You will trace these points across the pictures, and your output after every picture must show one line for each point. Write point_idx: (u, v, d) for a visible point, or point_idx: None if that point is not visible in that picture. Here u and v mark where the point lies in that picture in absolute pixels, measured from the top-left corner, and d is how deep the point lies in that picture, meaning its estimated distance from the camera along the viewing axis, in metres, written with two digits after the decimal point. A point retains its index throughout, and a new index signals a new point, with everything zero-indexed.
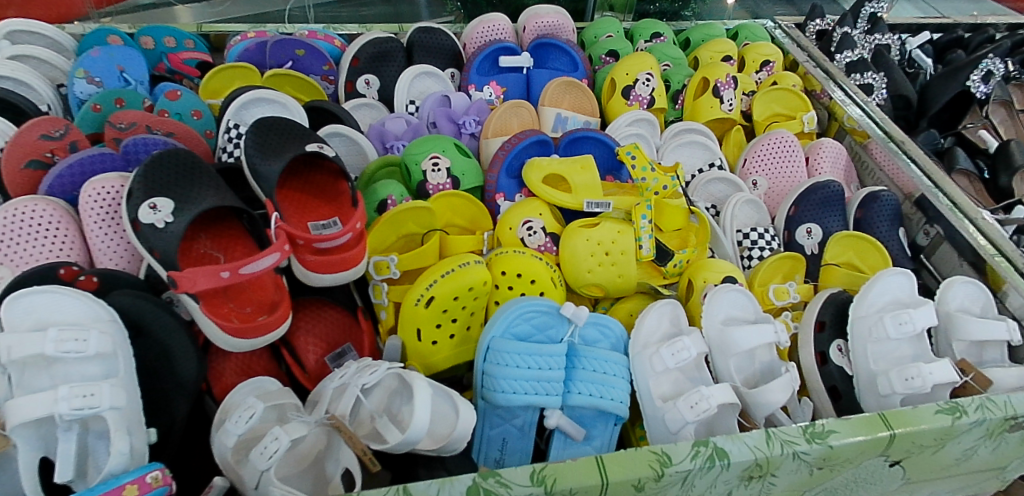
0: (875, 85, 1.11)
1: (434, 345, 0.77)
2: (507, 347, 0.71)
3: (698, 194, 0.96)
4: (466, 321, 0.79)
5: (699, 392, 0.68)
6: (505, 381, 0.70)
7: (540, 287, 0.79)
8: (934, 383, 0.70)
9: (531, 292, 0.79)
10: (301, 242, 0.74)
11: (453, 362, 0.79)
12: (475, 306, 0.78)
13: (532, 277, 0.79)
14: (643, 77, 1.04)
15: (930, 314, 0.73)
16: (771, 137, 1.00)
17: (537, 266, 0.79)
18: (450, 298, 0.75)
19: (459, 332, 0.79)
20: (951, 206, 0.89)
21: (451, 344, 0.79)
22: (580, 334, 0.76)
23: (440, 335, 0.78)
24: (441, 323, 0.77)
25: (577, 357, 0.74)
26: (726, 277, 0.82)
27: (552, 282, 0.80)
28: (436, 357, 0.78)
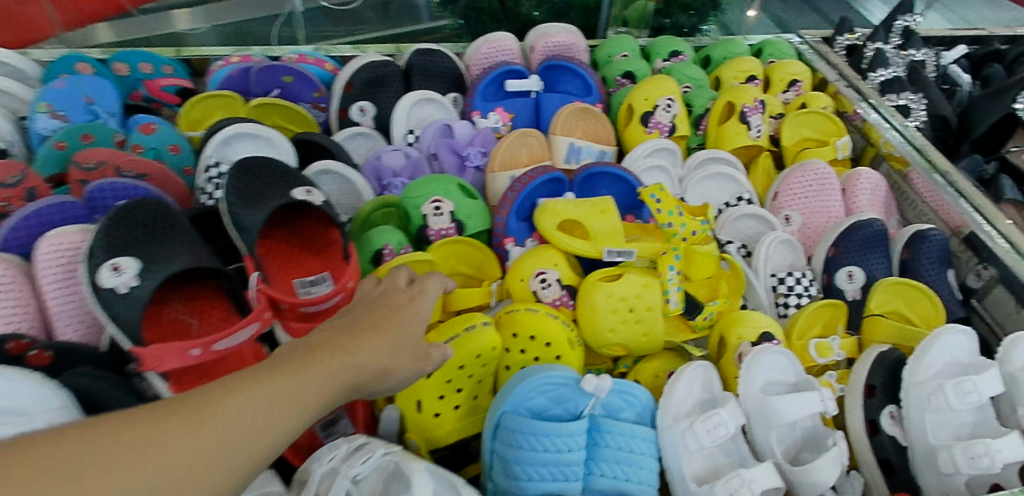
0: (913, 107, 1.02)
1: (437, 417, 0.70)
2: (521, 426, 0.62)
3: (726, 232, 0.88)
4: (473, 388, 0.72)
5: (740, 477, 0.60)
6: (520, 467, 0.62)
7: (556, 350, 0.71)
8: (1004, 463, 0.59)
9: (546, 357, 0.71)
10: (285, 309, 0.68)
11: (459, 436, 0.70)
12: (482, 372, 0.71)
13: (547, 339, 0.70)
14: (664, 103, 0.96)
15: (997, 380, 0.63)
16: (805, 168, 0.91)
17: (554, 328, 0.71)
18: (455, 365, 0.68)
19: (465, 401, 0.71)
20: (1008, 247, 0.79)
21: (457, 415, 0.71)
22: (603, 405, 0.68)
23: (445, 406, 0.70)
24: (445, 393, 0.70)
25: (599, 433, 0.66)
26: (763, 333, 0.73)
27: (570, 345, 0.71)
28: (440, 431, 0.70)
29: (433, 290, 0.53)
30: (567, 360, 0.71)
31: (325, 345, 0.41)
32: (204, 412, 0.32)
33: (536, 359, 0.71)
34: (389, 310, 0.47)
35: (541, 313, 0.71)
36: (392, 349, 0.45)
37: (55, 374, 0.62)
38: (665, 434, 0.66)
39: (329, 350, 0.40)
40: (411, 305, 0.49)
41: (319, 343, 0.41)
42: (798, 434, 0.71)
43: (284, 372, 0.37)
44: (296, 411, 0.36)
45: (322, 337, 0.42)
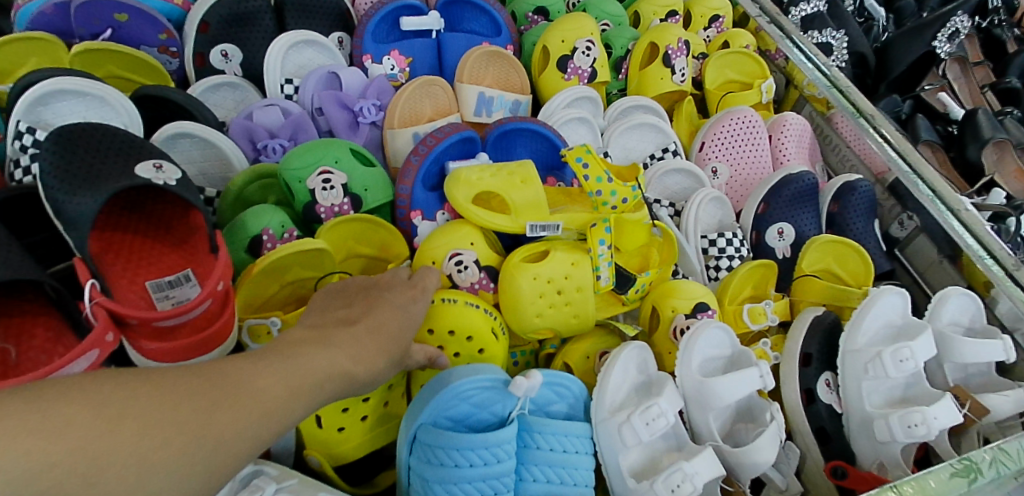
0: (834, 45, 0.98)
1: (340, 431, 0.59)
2: (440, 441, 0.54)
3: (653, 189, 0.81)
4: (383, 392, 0.61)
5: (682, 470, 0.55)
6: (442, 487, 0.53)
7: (478, 343, 0.61)
8: (939, 428, 0.60)
9: (469, 354, 0.62)
10: (136, 324, 0.53)
11: (368, 448, 0.61)
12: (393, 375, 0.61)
13: (468, 333, 0.61)
14: (583, 46, 0.85)
15: (929, 345, 0.63)
16: (733, 115, 0.85)
17: (478, 321, 0.61)
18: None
19: (373, 409, 0.61)
20: (931, 196, 0.78)
21: (364, 427, 0.60)
22: (532, 402, 0.60)
23: (350, 417, 0.60)
24: (349, 405, 0.59)
25: (529, 435, 0.58)
26: (698, 304, 0.69)
27: (494, 336, 0.62)
28: (343, 447, 0.60)
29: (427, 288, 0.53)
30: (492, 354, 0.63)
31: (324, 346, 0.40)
32: (217, 395, 0.31)
33: (456, 356, 0.62)
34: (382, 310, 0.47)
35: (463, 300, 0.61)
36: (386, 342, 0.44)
37: None
38: (606, 427, 0.59)
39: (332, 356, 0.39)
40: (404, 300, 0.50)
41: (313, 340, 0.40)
42: (736, 408, 0.67)
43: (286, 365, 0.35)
44: (302, 397, 0.35)
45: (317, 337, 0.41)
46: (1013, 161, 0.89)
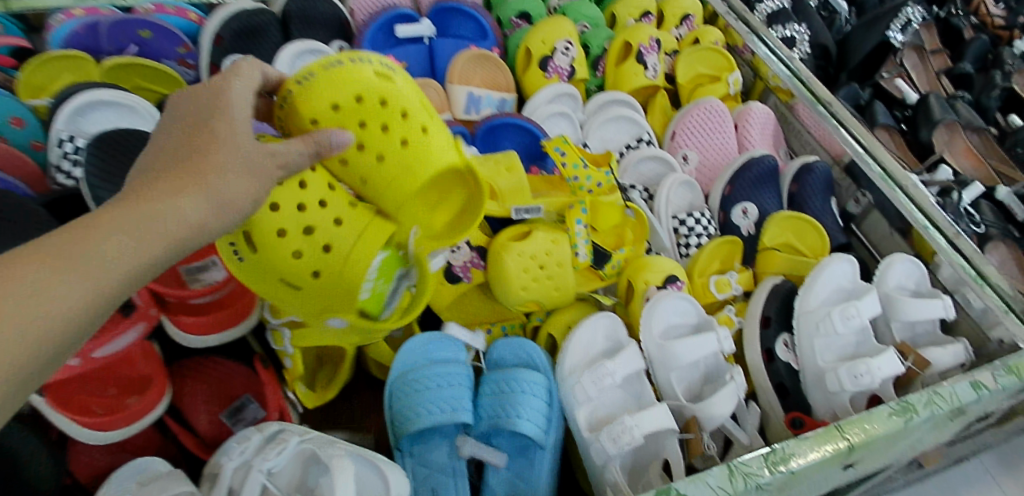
0: (797, 38, 1.06)
1: (315, 277, 0.56)
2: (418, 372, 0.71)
3: (628, 175, 0.89)
4: (328, 207, 0.56)
5: (623, 423, 0.64)
6: (417, 406, 0.69)
7: (371, 100, 0.60)
8: (882, 378, 0.67)
9: (376, 117, 0.60)
10: (172, 301, 0.63)
11: (354, 275, 0.56)
12: (315, 186, 0.56)
13: (353, 97, 0.59)
14: (562, 46, 0.93)
15: (874, 303, 0.71)
16: (700, 106, 0.93)
17: (358, 77, 0.60)
18: (270, 202, 0.53)
19: (330, 236, 0.56)
20: (882, 175, 0.85)
21: (336, 259, 0.56)
22: (489, 355, 0.77)
23: (310, 252, 0.55)
24: (302, 249, 0.55)
25: (487, 382, 0.73)
26: (668, 276, 0.77)
27: (375, 83, 0.61)
28: (330, 287, 0.56)
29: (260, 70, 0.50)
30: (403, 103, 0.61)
31: (192, 156, 0.39)
32: None
33: (364, 126, 0.59)
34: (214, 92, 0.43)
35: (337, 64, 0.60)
36: (269, 154, 0.42)
37: None
38: (559, 376, 0.73)
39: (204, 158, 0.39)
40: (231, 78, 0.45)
41: (188, 151, 0.39)
42: (702, 370, 0.75)
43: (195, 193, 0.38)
44: None
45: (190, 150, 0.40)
46: (963, 141, 0.97)
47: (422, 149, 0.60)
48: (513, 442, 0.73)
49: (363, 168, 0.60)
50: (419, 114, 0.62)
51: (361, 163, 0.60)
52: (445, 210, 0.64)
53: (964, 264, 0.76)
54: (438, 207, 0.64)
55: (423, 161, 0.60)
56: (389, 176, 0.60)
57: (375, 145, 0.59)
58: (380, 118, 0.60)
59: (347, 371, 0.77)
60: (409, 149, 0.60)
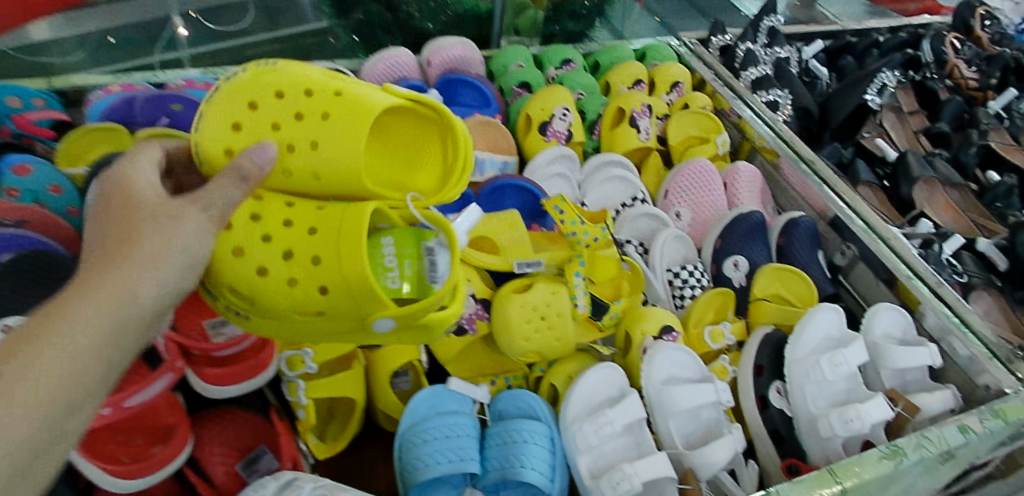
0: (780, 102, 1.13)
1: (324, 294, 0.48)
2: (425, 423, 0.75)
3: (624, 230, 0.94)
4: (294, 221, 0.50)
5: (622, 471, 0.66)
6: (425, 455, 0.71)
7: (272, 94, 0.53)
8: (872, 422, 0.70)
9: (282, 108, 0.52)
10: (197, 354, 0.67)
11: (351, 271, 0.47)
12: (269, 213, 0.50)
13: (248, 101, 0.52)
14: (559, 112, 1.01)
15: (861, 350, 0.74)
16: (691, 166, 0.99)
17: (243, 82, 0.53)
18: (230, 249, 0.48)
19: (310, 245, 0.49)
20: (866, 228, 0.90)
21: (328, 269, 0.48)
22: (491, 408, 0.81)
23: (301, 272, 0.49)
24: (293, 277, 0.49)
25: (490, 435, 0.77)
26: (663, 326, 0.81)
27: (266, 76, 0.53)
28: (344, 299, 0.48)
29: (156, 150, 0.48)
30: (301, 82, 0.54)
31: (121, 230, 0.38)
32: None
33: (275, 122, 0.51)
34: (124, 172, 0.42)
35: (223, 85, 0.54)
36: (191, 199, 0.41)
37: None
38: (559, 428, 0.76)
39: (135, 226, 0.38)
40: (135, 159, 0.44)
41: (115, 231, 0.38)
42: (703, 425, 0.77)
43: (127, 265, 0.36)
44: None
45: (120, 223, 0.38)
46: (942, 196, 1.03)
47: (351, 111, 0.53)
48: (519, 493, 0.75)
49: (301, 167, 0.52)
50: (326, 82, 0.54)
51: (298, 161, 0.52)
52: (430, 158, 0.58)
53: (948, 312, 0.80)
54: (421, 161, 0.58)
55: (361, 117, 0.52)
56: (334, 149, 0.51)
57: (300, 134, 0.52)
58: (288, 105, 0.52)
59: (356, 423, 0.81)
60: (331, 120, 0.52)
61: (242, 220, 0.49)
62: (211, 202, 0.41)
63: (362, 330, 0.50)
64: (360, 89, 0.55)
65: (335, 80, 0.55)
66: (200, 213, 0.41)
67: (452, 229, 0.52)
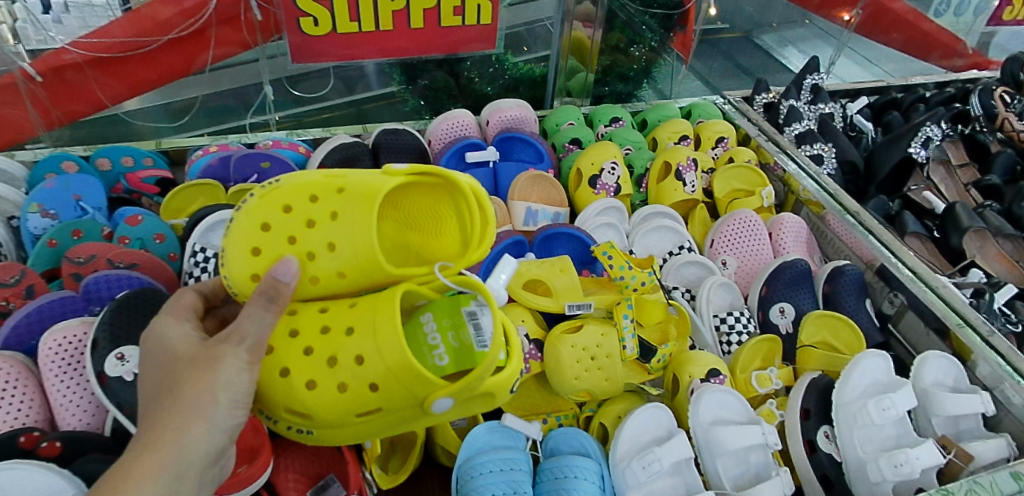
0: (825, 156, 1.17)
1: (375, 391, 0.54)
2: (481, 456, 0.79)
3: (671, 278, 0.98)
4: (331, 327, 0.56)
5: None
6: (482, 485, 0.75)
7: (277, 211, 0.59)
8: (922, 468, 0.70)
9: (293, 222, 0.59)
10: None
11: (391, 364, 0.53)
12: (307, 326, 0.57)
13: (260, 224, 0.58)
14: (608, 167, 1.08)
15: (910, 395, 0.75)
16: (736, 217, 1.03)
17: (250, 207, 0.59)
18: (278, 369, 0.54)
19: (350, 347, 0.55)
20: (912, 277, 0.92)
21: (371, 369, 0.54)
22: (545, 445, 0.84)
23: (348, 376, 0.54)
24: (343, 383, 0.54)
25: (542, 470, 0.80)
26: (710, 369, 0.83)
27: (264, 197, 0.60)
28: (395, 392, 0.54)
29: (190, 296, 0.57)
30: (302, 192, 0.60)
31: (176, 373, 0.45)
32: None
33: (291, 235, 0.58)
34: (167, 332, 0.49)
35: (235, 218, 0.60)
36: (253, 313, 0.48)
37: (64, 463, 0.72)
38: (609, 465, 0.80)
39: (179, 382, 0.45)
40: (174, 316, 0.52)
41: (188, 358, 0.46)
42: (752, 469, 0.79)
43: (179, 415, 0.42)
44: None
45: (173, 376, 0.45)
46: (994, 247, 1.03)
47: (355, 208, 0.58)
48: None
49: (326, 271, 0.58)
50: (325, 185, 0.60)
51: (322, 266, 0.58)
52: (449, 221, 0.62)
53: (1000, 361, 0.80)
54: (442, 225, 0.62)
55: (366, 210, 0.57)
56: (348, 249, 0.57)
57: (316, 240, 0.58)
58: (299, 216, 0.59)
59: (417, 456, 0.85)
60: (341, 218, 0.58)
61: (284, 338, 0.56)
62: (245, 335, 0.47)
63: (422, 412, 0.55)
64: (359, 179, 0.59)
65: (333, 178, 0.60)
66: (237, 347, 0.46)
67: (486, 288, 0.55)
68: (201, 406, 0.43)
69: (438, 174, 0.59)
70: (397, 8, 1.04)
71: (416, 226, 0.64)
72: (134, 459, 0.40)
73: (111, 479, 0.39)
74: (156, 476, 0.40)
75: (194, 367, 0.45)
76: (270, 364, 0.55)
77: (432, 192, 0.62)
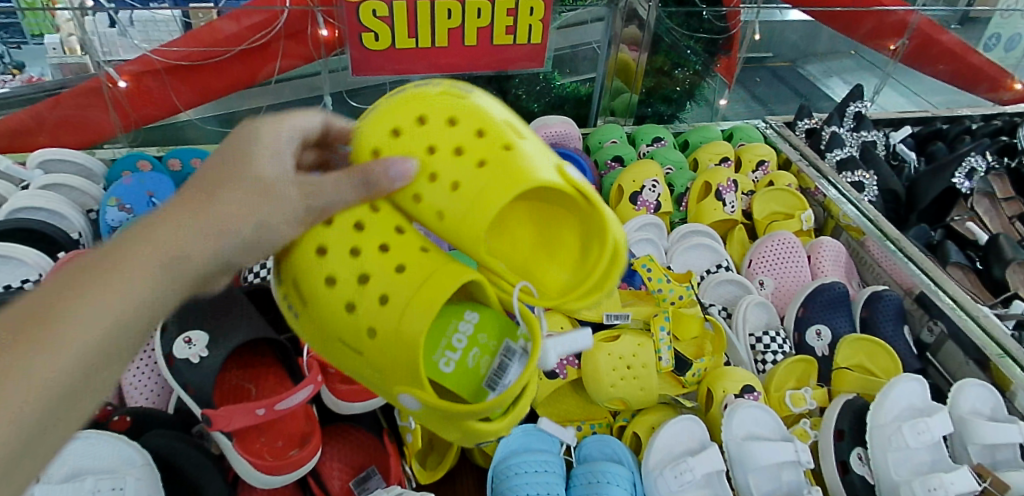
0: (865, 183, 1.18)
1: (371, 337, 0.53)
2: (515, 456, 0.82)
3: (708, 296, 1.01)
4: (387, 251, 0.56)
5: None
6: (517, 485, 0.78)
7: (449, 119, 0.62)
8: (956, 493, 0.71)
9: (449, 137, 0.60)
10: (333, 372, 0.81)
11: (403, 335, 0.52)
12: (376, 228, 0.57)
13: (422, 117, 0.62)
14: (649, 184, 1.11)
15: (945, 421, 0.76)
16: (774, 238, 1.05)
17: (440, 101, 0.63)
18: (315, 247, 0.56)
19: (385, 283, 0.55)
20: (953, 305, 0.92)
21: (385, 318, 0.53)
22: (578, 451, 0.86)
23: (365, 305, 0.54)
24: (358, 304, 0.54)
25: (575, 475, 0.82)
26: (744, 386, 0.85)
27: (456, 98, 0.64)
28: (385, 351, 0.53)
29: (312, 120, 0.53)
30: (474, 123, 0.61)
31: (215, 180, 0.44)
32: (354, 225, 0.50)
33: (431, 150, 0.60)
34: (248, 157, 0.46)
35: (402, 94, 0.64)
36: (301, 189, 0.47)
37: (132, 437, 0.77)
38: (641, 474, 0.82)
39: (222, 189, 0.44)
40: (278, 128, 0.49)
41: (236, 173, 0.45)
42: (784, 487, 0.80)
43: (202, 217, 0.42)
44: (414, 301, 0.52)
45: (204, 194, 0.43)
46: None
47: (503, 167, 0.57)
48: None
49: (431, 203, 0.58)
50: (496, 135, 0.60)
51: (432, 196, 0.58)
52: (563, 261, 0.63)
53: None
54: (555, 256, 0.63)
55: (502, 179, 0.57)
56: (459, 199, 0.57)
57: (448, 170, 0.58)
58: (453, 137, 0.60)
59: (453, 456, 0.88)
60: (479, 172, 0.58)
61: (347, 227, 0.57)
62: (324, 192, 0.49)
63: (392, 388, 0.54)
64: (529, 155, 0.59)
65: (509, 135, 0.61)
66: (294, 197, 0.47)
67: (539, 342, 0.53)
68: (176, 241, 0.40)
69: (593, 207, 0.58)
70: (453, 26, 1.10)
71: (539, 234, 0.64)
72: (90, 278, 0.36)
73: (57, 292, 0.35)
74: (113, 301, 0.36)
75: (237, 196, 0.44)
76: (311, 238, 0.56)
77: (573, 219, 0.62)
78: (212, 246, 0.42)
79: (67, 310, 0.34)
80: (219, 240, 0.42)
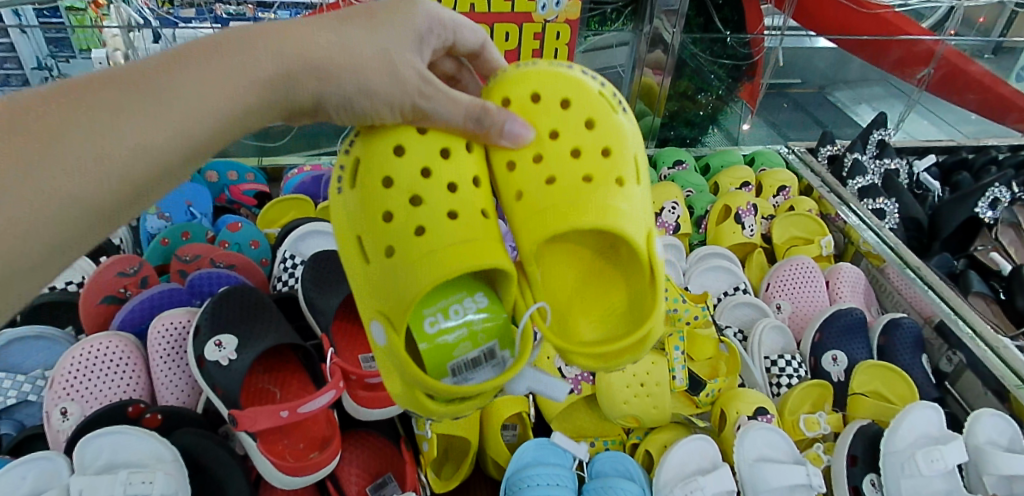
0: (887, 211, 1.18)
1: (386, 255, 0.54)
2: (529, 467, 0.83)
3: (724, 318, 1.02)
4: (448, 185, 0.56)
5: None
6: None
7: (585, 122, 0.62)
8: None
9: (572, 137, 0.61)
10: (354, 378, 0.84)
11: (418, 282, 0.52)
12: (462, 163, 0.57)
13: (567, 102, 0.62)
14: (669, 206, 1.12)
15: (960, 450, 0.76)
16: (793, 263, 1.06)
17: (593, 101, 0.63)
18: (394, 145, 0.56)
19: (429, 218, 0.55)
20: (973, 335, 0.91)
21: (410, 253, 0.53)
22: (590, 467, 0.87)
23: (405, 224, 0.54)
24: (396, 221, 0.55)
25: (587, 490, 0.83)
26: (758, 407, 0.86)
27: (610, 112, 0.63)
28: (394, 275, 0.53)
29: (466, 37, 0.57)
30: (605, 140, 0.62)
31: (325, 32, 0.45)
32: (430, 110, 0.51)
33: (550, 135, 0.61)
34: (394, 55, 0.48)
35: (562, 69, 0.64)
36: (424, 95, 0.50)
37: (162, 433, 0.80)
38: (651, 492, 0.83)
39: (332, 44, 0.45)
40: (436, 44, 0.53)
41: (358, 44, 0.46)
42: None
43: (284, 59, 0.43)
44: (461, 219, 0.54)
45: (336, 36, 0.45)
46: None
47: (603, 195, 0.58)
48: None
49: (516, 182, 0.59)
50: (616, 166, 0.61)
51: (523, 174, 0.59)
52: (590, 314, 0.62)
53: None
54: (587, 303, 0.62)
55: (593, 202, 0.57)
56: (548, 193, 0.58)
57: (551, 159, 0.59)
58: (574, 140, 0.61)
59: (468, 466, 0.90)
60: (575, 186, 0.58)
61: (435, 139, 0.56)
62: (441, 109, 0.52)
63: (374, 309, 0.55)
64: (629, 202, 0.59)
65: (629, 174, 0.61)
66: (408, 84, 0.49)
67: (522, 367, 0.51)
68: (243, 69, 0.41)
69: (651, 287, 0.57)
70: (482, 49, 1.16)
71: (593, 273, 0.64)
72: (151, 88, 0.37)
73: (165, 68, 0.38)
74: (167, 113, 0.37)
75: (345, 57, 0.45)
76: (397, 134, 0.55)
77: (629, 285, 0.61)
78: (309, 90, 0.44)
79: (175, 89, 0.38)
80: (326, 88, 0.45)
